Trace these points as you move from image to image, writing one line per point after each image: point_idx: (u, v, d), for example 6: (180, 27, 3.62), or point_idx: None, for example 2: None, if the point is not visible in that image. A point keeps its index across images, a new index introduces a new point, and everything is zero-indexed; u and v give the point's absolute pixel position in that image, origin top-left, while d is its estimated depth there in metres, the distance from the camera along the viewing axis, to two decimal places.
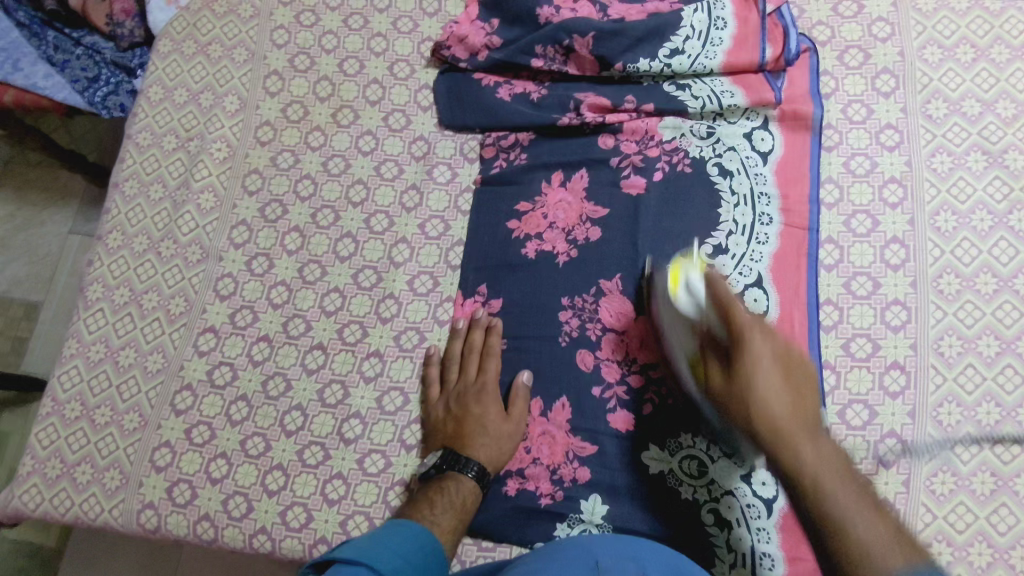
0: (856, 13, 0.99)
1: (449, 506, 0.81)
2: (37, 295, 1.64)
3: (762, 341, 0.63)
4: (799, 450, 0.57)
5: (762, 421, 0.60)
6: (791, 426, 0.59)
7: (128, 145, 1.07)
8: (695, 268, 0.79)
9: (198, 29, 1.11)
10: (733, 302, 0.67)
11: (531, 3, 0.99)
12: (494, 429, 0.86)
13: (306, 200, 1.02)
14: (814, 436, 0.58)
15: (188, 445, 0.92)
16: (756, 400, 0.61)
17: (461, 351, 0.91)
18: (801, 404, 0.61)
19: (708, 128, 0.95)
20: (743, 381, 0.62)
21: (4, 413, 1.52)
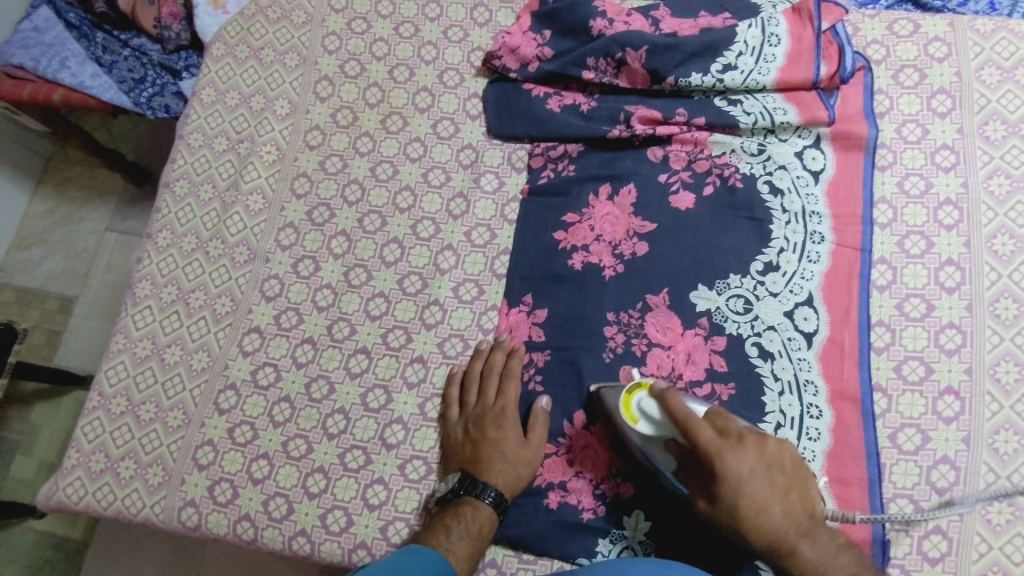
0: (912, 32, 0.98)
1: (465, 533, 0.79)
2: (74, 290, 1.66)
3: (741, 458, 0.69)
4: (800, 552, 0.69)
5: (766, 530, 0.69)
6: (789, 536, 0.69)
7: (179, 146, 1.08)
8: (644, 389, 0.78)
9: (252, 34, 1.13)
10: (699, 431, 0.69)
11: (584, 14, 0.99)
12: (512, 455, 0.85)
13: (354, 205, 1.02)
14: (808, 536, 0.69)
15: (231, 444, 0.93)
16: (745, 505, 0.68)
17: (481, 372, 0.90)
18: (787, 495, 0.70)
19: (759, 145, 0.95)
20: (738, 505, 0.69)
21: (36, 404, 1.55)
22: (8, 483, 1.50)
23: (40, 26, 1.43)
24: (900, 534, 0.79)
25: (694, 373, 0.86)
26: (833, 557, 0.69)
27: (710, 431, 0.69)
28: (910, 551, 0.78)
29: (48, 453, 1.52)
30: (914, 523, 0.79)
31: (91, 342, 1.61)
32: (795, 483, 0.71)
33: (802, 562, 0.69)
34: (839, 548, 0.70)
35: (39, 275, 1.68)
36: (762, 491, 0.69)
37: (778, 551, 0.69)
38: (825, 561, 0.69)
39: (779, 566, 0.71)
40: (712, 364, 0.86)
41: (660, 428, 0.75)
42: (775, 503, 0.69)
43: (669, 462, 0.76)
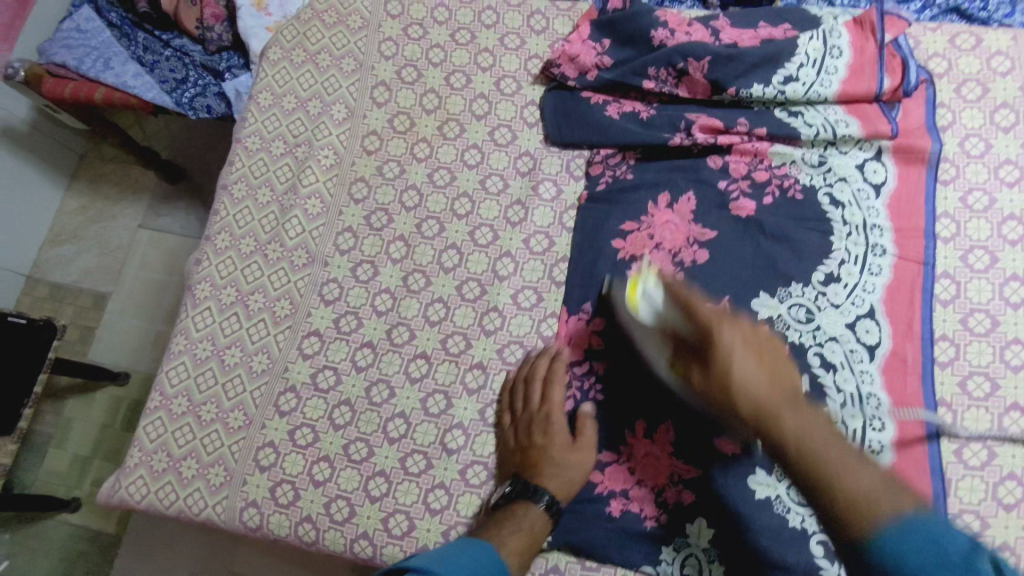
0: (974, 46, 0.98)
1: (518, 529, 0.79)
2: (108, 286, 1.67)
3: (726, 332, 0.68)
4: (783, 421, 0.61)
5: (744, 394, 0.64)
6: (771, 401, 0.62)
7: (237, 149, 1.09)
8: (651, 277, 0.84)
9: (308, 38, 1.13)
10: (693, 300, 0.72)
11: (646, 25, 1.00)
12: (561, 460, 0.85)
13: (412, 210, 1.03)
14: (797, 408, 0.62)
15: (292, 446, 0.94)
16: (727, 367, 0.65)
17: (527, 379, 0.91)
18: (773, 371, 0.65)
19: (820, 157, 0.95)
20: (721, 372, 0.66)
21: (68, 399, 1.56)
22: (41, 476, 1.51)
23: (83, 27, 1.45)
24: None
25: None
26: (826, 436, 0.59)
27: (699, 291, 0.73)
28: None
29: (81, 449, 1.53)
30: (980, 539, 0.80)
31: (124, 341, 1.61)
32: (785, 364, 0.67)
33: (783, 428, 0.60)
34: (835, 433, 0.60)
35: (71, 270, 1.68)
36: (743, 359, 0.66)
37: (751, 409, 0.63)
38: (812, 435, 0.59)
39: (767, 445, 0.62)
40: None
41: (660, 313, 0.79)
42: (754, 370, 0.65)
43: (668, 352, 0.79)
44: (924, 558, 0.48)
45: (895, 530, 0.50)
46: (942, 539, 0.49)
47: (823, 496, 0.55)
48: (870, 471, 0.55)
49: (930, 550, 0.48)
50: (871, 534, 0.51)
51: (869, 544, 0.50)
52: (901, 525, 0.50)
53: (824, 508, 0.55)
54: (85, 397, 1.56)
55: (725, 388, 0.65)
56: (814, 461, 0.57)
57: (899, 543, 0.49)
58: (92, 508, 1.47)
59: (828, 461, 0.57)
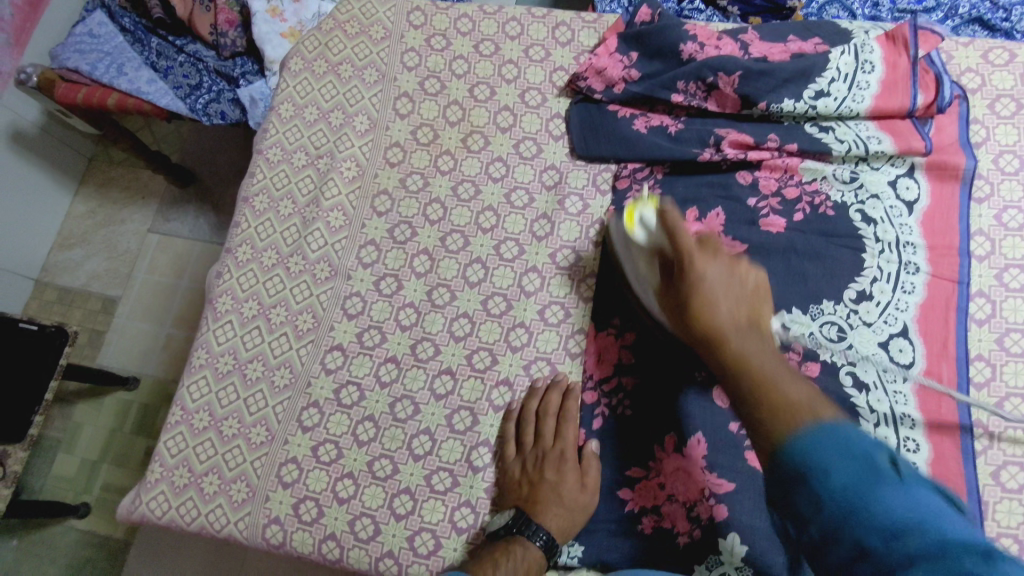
0: (1007, 61, 0.97)
1: (515, 570, 0.77)
2: (117, 290, 1.65)
3: (707, 264, 0.71)
4: (734, 343, 0.64)
5: (703, 317, 0.68)
6: (723, 328, 0.66)
7: (258, 160, 1.08)
8: (649, 204, 0.87)
9: (330, 48, 1.12)
10: (680, 228, 0.73)
11: (674, 38, 0.99)
12: (568, 500, 0.84)
13: (436, 224, 1.02)
14: (746, 333, 0.65)
15: (315, 462, 0.93)
16: (696, 288, 0.70)
17: (538, 412, 0.90)
18: (739, 307, 0.68)
19: (852, 173, 0.94)
20: (688, 291, 0.70)
21: (78, 405, 1.55)
22: (49, 482, 1.49)
23: (95, 31, 1.44)
24: None
25: None
26: (768, 359, 0.62)
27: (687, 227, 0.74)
28: None
29: (89, 453, 1.51)
30: None
31: (133, 345, 1.60)
32: (755, 306, 0.69)
33: (729, 349, 0.64)
34: (779, 358, 0.63)
35: (81, 275, 1.66)
36: (711, 285, 0.69)
37: (708, 336, 0.67)
38: (756, 356, 0.62)
39: (715, 368, 0.65)
40: None
41: (654, 237, 0.82)
42: (717, 297, 0.69)
43: (654, 278, 0.84)
44: (836, 454, 0.49)
45: (814, 436, 0.51)
46: (853, 442, 0.50)
47: (752, 406, 0.58)
48: (807, 387, 0.57)
49: (840, 453, 0.49)
50: (787, 437, 0.53)
51: (783, 442, 0.53)
52: (826, 427, 0.51)
53: (751, 409, 0.58)
54: (93, 402, 1.55)
55: (688, 303, 0.69)
56: (753, 374, 0.60)
57: (808, 450, 0.51)
58: (101, 515, 1.46)
59: (771, 379, 0.59)
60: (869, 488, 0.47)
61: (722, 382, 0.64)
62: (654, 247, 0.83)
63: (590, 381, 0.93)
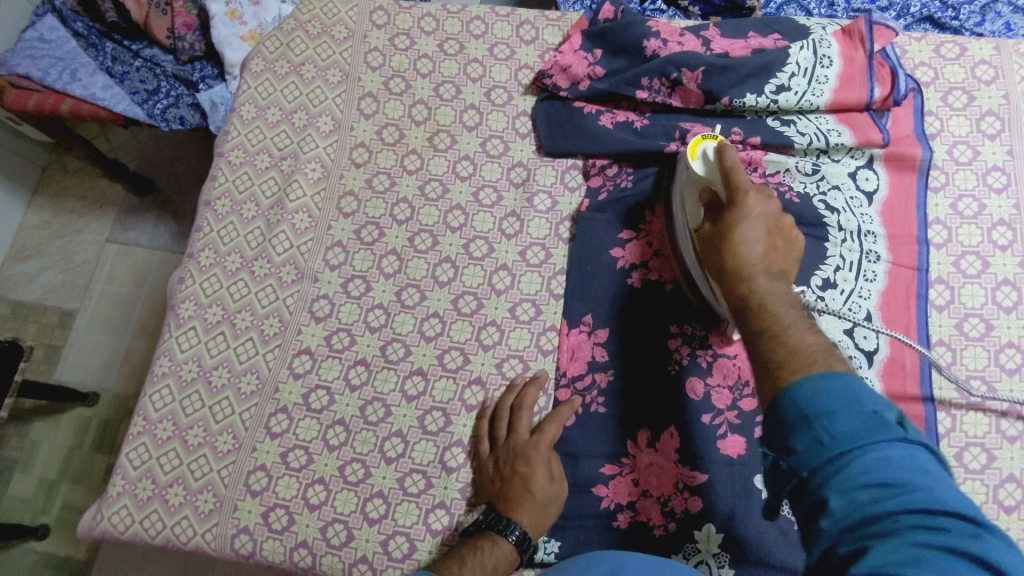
0: (958, 55, 1.00)
1: (480, 568, 0.75)
2: (74, 302, 1.60)
3: (757, 202, 0.70)
4: (755, 282, 0.65)
5: (735, 254, 0.67)
6: (754, 267, 0.66)
7: (220, 162, 1.06)
8: (714, 139, 0.82)
9: (292, 48, 1.11)
10: (737, 168, 0.73)
11: (638, 34, 0.99)
12: (540, 492, 0.82)
13: (403, 224, 1.01)
14: (771, 277, 0.65)
15: (285, 469, 0.91)
16: (735, 226, 0.69)
17: (513, 407, 0.89)
18: (772, 252, 0.67)
19: (813, 165, 0.96)
20: (728, 226, 0.69)
21: (36, 420, 1.49)
22: (5, 502, 1.44)
23: (46, 36, 1.39)
24: None
25: None
26: (787, 301, 0.63)
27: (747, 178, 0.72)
28: None
29: (48, 471, 1.46)
30: None
31: (91, 358, 1.55)
32: (789, 256, 0.69)
33: (752, 287, 0.65)
34: (800, 308, 0.63)
35: (37, 286, 1.61)
36: (753, 227, 0.68)
37: (735, 270, 0.66)
38: (774, 298, 0.63)
39: (732, 298, 0.66)
40: None
41: (710, 171, 0.79)
42: (756, 237, 0.67)
43: (697, 215, 0.82)
44: (842, 404, 0.49)
45: (818, 384, 0.51)
46: (862, 396, 0.50)
47: (761, 347, 0.59)
48: (820, 340, 0.57)
49: (845, 409, 0.49)
50: (792, 383, 0.53)
51: (791, 391, 0.52)
52: (826, 375, 0.52)
53: (763, 346, 0.59)
54: (52, 419, 1.49)
55: (724, 238, 0.69)
56: (762, 306, 0.63)
57: (817, 396, 0.51)
58: (61, 535, 1.41)
59: (783, 329, 0.59)
60: (870, 439, 0.47)
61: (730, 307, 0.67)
62: (709, 183, 0.80)
63: (564, 378, 0.91)
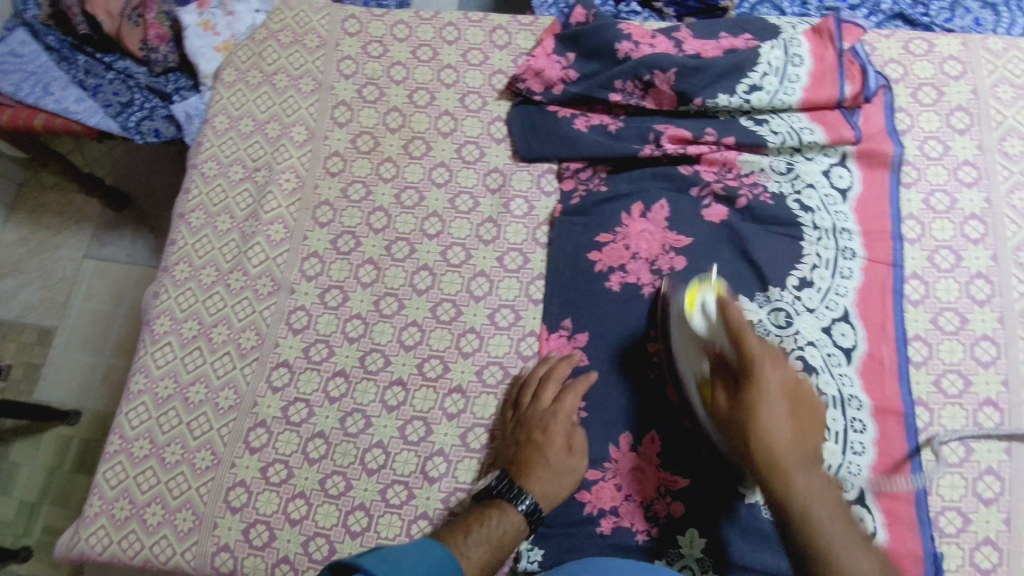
0: (927, 51, 1.01)
1: (485, 539, 0.76)
2: (52, 319, 1.57)
3: (772, 370, 0.68)
4: (792, 482, 0.62)
5: (766, 435, 0.65)
6: (784, 456, 0.64)
7: (193, 175, 1.05)
8: (712, 291, 0.83)
9: (264, 58, 1.10)
10: (745, 328, 0.70)
11: (610, 37, 0.99)
12: (555, 463, 0.83)
13: (380, 232, 1.00)
14: (808, 471, 0.63)
15: (264, 484, 0.90)
16: (755, 412, 0.66)
17: (541, 377, 0.89)
18: (801, 441, 0.65)
19: (787, 164, 0.96)
20: (749, 406, 0.67)
21: (14, 441, 1.47)
22: None
23: (17, 51, 1.37)
24: (951, 546, 0.80)
25: None
26: (829, 503, 0.61)
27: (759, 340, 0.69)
28: (963, 563, 0.79)
29: (29, 492, 1.43)
30: (964, 535, 0.80)
31: (70, 376, 1.52)
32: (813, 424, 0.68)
33: (790, 488, 0.62)
34: (843, 505, 0.62)
35: (14, 304, 1.59)
36: (774, 404, 0.66)
37: (768, 466, 0.64)
38: (816, 501, 0.61)
39: (767, 494, 0.64)
40: None
41: (711, 329, 0.78)
42: (779, 419, 0.65)
43: (701, 364, 0.80)
44: None
45: None
46: None
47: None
48: (870, 556, 0.57)
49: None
50: None
51: None
52: None
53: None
54: (32, 439, 1.47)
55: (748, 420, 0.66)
56: (806, 514, 0.60)
57: None
58: (42, 558, 1.38)
59: (834, 542, 0.58)
60: None
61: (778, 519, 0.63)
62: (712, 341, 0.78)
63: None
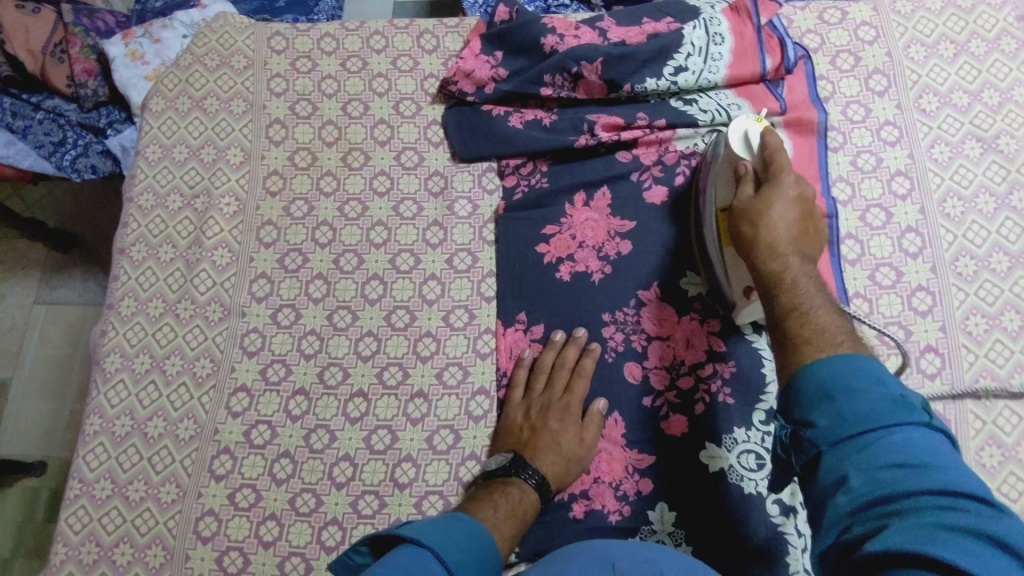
0: (841, 19, 1.04)
1: (509, 511, 0.81)
2: (5, 370, 1.53)
3: (793, 182, 0.73)
4: (788, 264, 0.68)
5: (768, 234, 0.70)
6: (784, 244, 0.69)
7: (130, 209, 1.03)
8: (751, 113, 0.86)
9: (191, 84, 1.09)
10: (778, 154, 0.76)
11: (534, 32, 1.01)
12: (567, 450, 0.85)
13: (326, 246, 1.00)
14: (804, 261, 0.69)
15: (234, 510, 0.89)
16: (765, 210, 0.71)
17: (552, 364, 0.91)
18: (801, 236, 0.70)
19: (719, 137, 0.98)
20: (765, 201, 0.72)
21: None
22: None
23: None
24: None
25: (696, 358, 0.89)
26: (811, 283, 0.66)
27: (788, 159, 0.76)
28: None
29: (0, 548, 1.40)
30: None
31: (30, 425, 1.48)
32: (817, 244, 0.72)
33: (780, 269, 0.68)
34: (826, 289, 0.67)
35: None
36: (788, 206, 0.71)
37: (770, 247, 0.69)
38: (804, 282, 0.66)
39: (760, 277, 0.69)
40: (712, 346, 0.89)
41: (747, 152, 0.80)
42: (786, 219, 0.70)
43: (727, 188, 0.83)
44: (861, 386, 0.52)
45: (841, 372, 0.54)
46: (880, 382, 0.53)
47: (789, 323, 0.63)
48: (839, 324, 0.61)
49: (870, 392, 0.52)
50: (813, 368, 0.56)
51: (812, 374, 0.55)
52: (847, 361, 0.55)
53: (788, 326, 0.63)
54: None
55: (759, 219, 0.71)
56: (789, 287, 0.66)
57: (832, 379, 0.54)
58: None
59: (807, 308, 0.63)
60: (888, 420, 0.50)
61: (757, 282, 0.69)
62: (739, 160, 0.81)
63: (504, 379, 0.92)
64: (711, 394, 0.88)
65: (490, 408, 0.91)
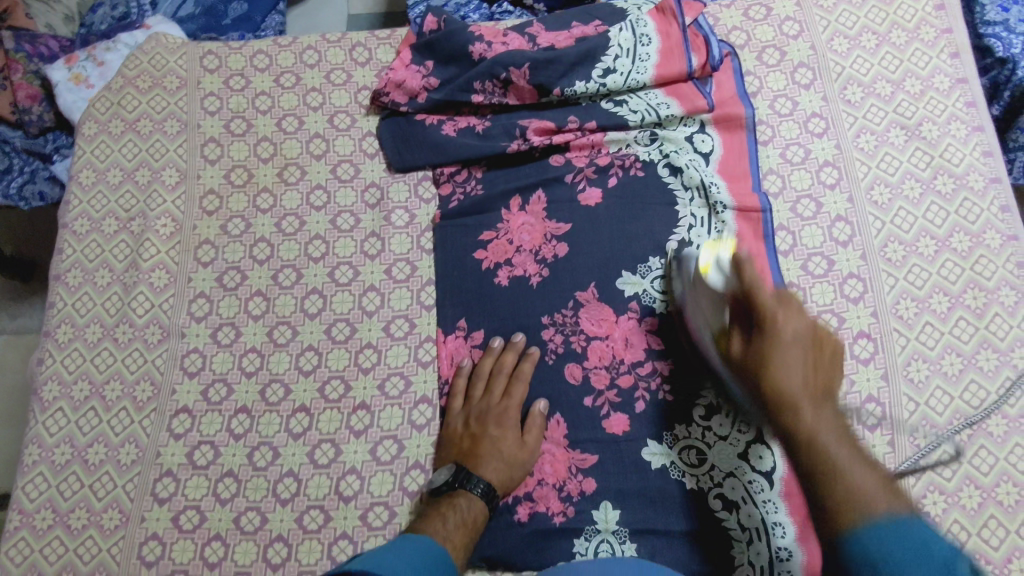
0: (765, 16, 1.06)
1: (460, 522, 0.81)
2: None
3: (791, 317, 0.66)
4: (801, 414, 0.61)
5: (776, 388, 0.63)
6: (799, 394, 0.62)
7: (64, 235, 1.02)
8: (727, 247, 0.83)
9: (124, 106, 1.08)
10: (758, 285, 0.68)
11: (463, 40, 1.02)
12: (509, 455, 0.86)
13: (265, 263, 1.00)
14: (819, 405, 0.61)
15: (178, 533, 0.88)
16: (773, 372, 0.64)
17: (490, 371, 0.91)
18: (816, 381, 0.63)
19: (651, 135, 0.99)
20: (764, 351, 0.65)
21: None
22: None
23: None
24: None
25: (634, 356, 0.90)
26: (838, 432, 0.59)
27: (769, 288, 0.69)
28: None
29: None
30: None
31: None
32: (831, 373, 0.65)
33: (802, 422, 0.60)
34: (857, 443, 0.59)
35: None
36: (791, 351, 0.64)
37: (780, 403, 0.62)
38: (827, 434, 0.59)
39: (776, 428, 0.63)
40: (650, 344, 0.90)
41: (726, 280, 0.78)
42: (796, 372, 0.63)
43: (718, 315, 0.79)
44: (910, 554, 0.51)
45: (883, 532, 0.52)
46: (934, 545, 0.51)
47: (816, 492, 0.57)
48: (876, 476, 0.56)
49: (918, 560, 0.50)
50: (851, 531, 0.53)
51: (852, 537, 0.53)
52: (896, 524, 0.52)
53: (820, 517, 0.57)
54: None
55: (759, 369, 0.65)
56: (815, 448, 0.58)
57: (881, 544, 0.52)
58: None
59: (841, 464, 0.57)
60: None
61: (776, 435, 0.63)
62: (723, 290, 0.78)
63: (445, 388, 0.92)
64: (650, 392, 0.89)
65: (432, 416, 0.91)
